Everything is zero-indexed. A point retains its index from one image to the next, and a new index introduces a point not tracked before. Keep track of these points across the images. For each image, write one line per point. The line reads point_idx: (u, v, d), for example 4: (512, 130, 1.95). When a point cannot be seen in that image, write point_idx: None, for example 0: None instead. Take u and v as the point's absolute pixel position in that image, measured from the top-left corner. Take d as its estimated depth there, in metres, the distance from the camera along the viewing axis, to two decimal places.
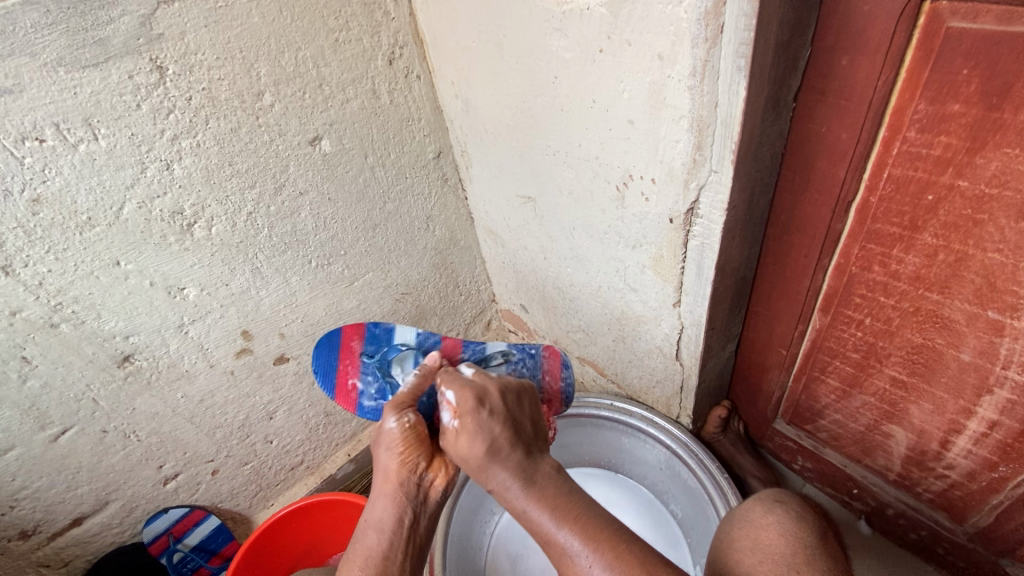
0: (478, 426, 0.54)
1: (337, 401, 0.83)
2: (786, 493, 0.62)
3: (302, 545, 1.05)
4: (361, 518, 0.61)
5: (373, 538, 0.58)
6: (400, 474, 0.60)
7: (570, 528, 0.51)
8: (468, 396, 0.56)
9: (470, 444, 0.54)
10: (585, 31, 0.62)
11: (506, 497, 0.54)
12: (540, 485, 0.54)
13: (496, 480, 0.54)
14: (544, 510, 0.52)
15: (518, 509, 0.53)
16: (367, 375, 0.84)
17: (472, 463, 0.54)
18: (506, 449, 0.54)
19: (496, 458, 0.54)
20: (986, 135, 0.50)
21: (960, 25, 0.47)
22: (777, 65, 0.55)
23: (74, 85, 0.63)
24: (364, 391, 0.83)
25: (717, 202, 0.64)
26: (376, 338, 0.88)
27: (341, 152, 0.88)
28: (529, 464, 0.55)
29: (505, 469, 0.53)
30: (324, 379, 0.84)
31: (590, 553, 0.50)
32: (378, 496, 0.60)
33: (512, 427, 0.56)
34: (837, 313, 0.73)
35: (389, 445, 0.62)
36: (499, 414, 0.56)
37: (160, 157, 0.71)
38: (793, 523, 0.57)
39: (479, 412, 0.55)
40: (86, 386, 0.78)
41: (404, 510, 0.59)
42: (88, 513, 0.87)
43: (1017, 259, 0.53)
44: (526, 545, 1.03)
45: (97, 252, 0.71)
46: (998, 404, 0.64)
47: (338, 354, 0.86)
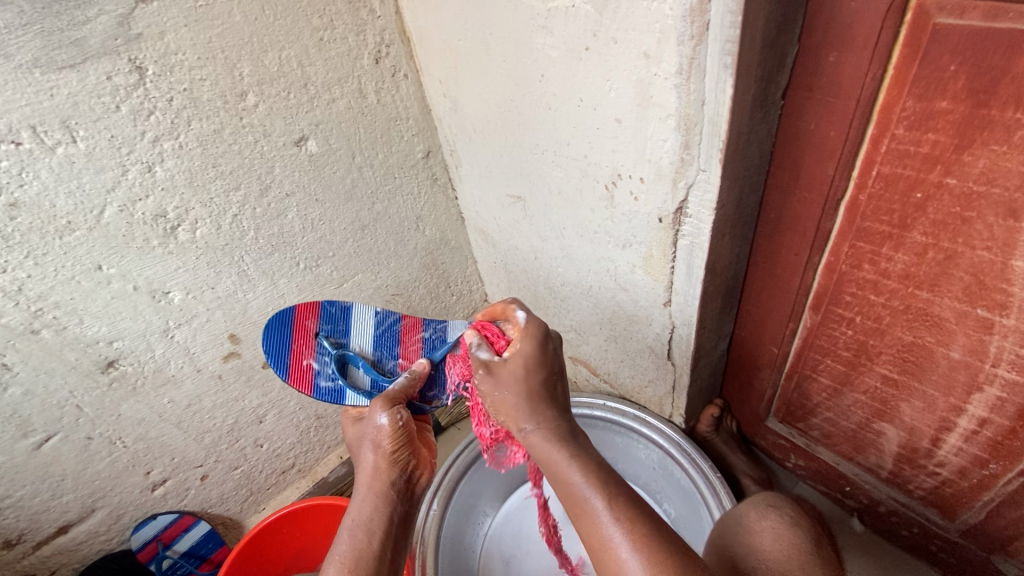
0: (534, 357, 0.61)
1: (292, 382, 0.85)
2: (778, 497, 0.63)
3: (293, 549, 1.04)
4: (344, 519, 0.61)
5: (361, 538, 0.59)
6: (389, 471, 0.64)
7: (594, 483, 0.52)
8: (533, 328, 0.63)
9: (516, 375, 0.60)
10: (571, 28, 0.62)
11: (536, 442, 0.57)
12: (571, 439, 0.57)
13: (531, 421, 0.58)
14: (572, 460, 0.54)
15: (548, 456, 0.56)
16: (322, 356, 0.86)
17: (517, 391, 0.59)
18: (550, 390, 0.60)
19: (533, 401, 0.58)
20: (973, 132, 0.49)
21: (947, 20, 0.46)
22: (764, 63, 0.54)
23: (51, 86, 0.61)
24: (321, 372, 0.86)
25: (706, 201, 0.63)
26: (331, 316, 0.88)
27: (328, 152, 0.87)
28: (565, 418, 0.59)
29: (542, 411, 0.58)
30: (278, 356, 0.84)
31: (602, 506, 0.50)
32: (366, 495, 0.62)
33: (558, 376, 0.62)
34: (827, 311, 0.73)
35: (378, 441, 0.66)
36: (556, 358, 0.63)
37: (141, 159, 0.70)
38: (788, 528, 0.57)
39: (540, 345, 0.62)
40: (69, 393, 0.76)
41: (393, 509, 0.62)
42: (74, 521, 0.86)
43: (1007, 256, 0.53)
44: (519, 546, 1.03)
45: (78, 256, 0.70)
46: (988, 401, 0.63)
47: (291, 333, 0.85)
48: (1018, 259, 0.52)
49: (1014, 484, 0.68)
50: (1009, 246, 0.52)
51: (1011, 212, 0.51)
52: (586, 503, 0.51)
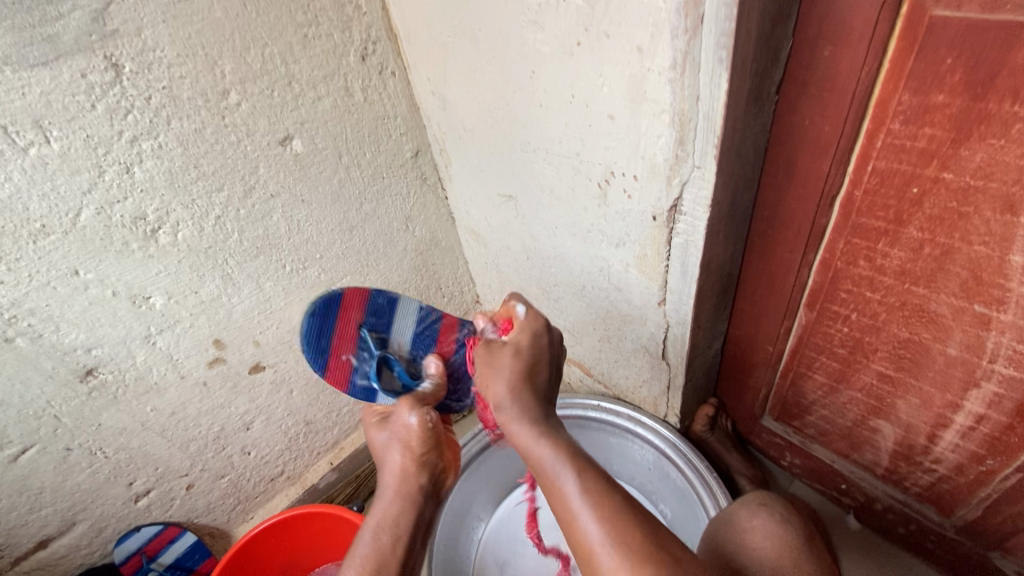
0: (527, 347, 0.59)
1: (329, 377, 0.82)
2: (768, 495, 0.62)
3: (283, 558, 1.02)
4: (369, 518, 0.60)
5: (386, 540, 0.58)
6: (416, 474, 0.62)
7: (568, 461, 0.50)
8: (533, 321, 0.62)
9: (507, 356, 0.58)
10: (562, 23, 0.60)
11: (511, 422, 0.54)
12: (549, 421, 0.55)
13: (512, 398, 0.55)
14: (549, 439, 0.52)
15: (523, 436, 0.54)
16: (361, 351, 0.82)
17: (502, 374, 0.56)
18: (538, 377, 0.58)
19: (518, 379, 0.56)
20: (970, 126, 0.49)
21: (944, 13, 0.45)
22: (759, 56, 0.53)
23: (22, 85, 0.59)
24: (358, 368, 0.82)
25: (700, 199, 0.62)
26: (377, 308, 0.82)
27: (314, 152, 0.85)
28: (545, 405, 0.56)
29: (524, 391, 0.55)
30: (319, 350, 0.80)
31: (575, 482, 0.49)
32: (393, 497, 0.61)
33: (550, 367, 0.60)
34: (823, 309, 0.72)
35: (407, 441, 0.63)
36: (552, 350, 0.61)
37: (118, 160, 0.67)
38: (778, 525, 0.57)
39: (535, 333, 0.60)
40: (47, 403, 0.74)
41: (419, 513, 0.61)
42: (54, 535, 0.83)
43: (1004, 251, 0.53)
44: (514, 550, 1.01)
45: (53, 261, 0.67)
46: (985, 397, 0.63)
47: (336, 327, 0.81)
48: (1015, 253, 0.52)
49: (1011, 479, 0.68)
50: (1006, 241, 0.52)
51: (1008, 207, 0.50)
52: (559, 481, 0.49)
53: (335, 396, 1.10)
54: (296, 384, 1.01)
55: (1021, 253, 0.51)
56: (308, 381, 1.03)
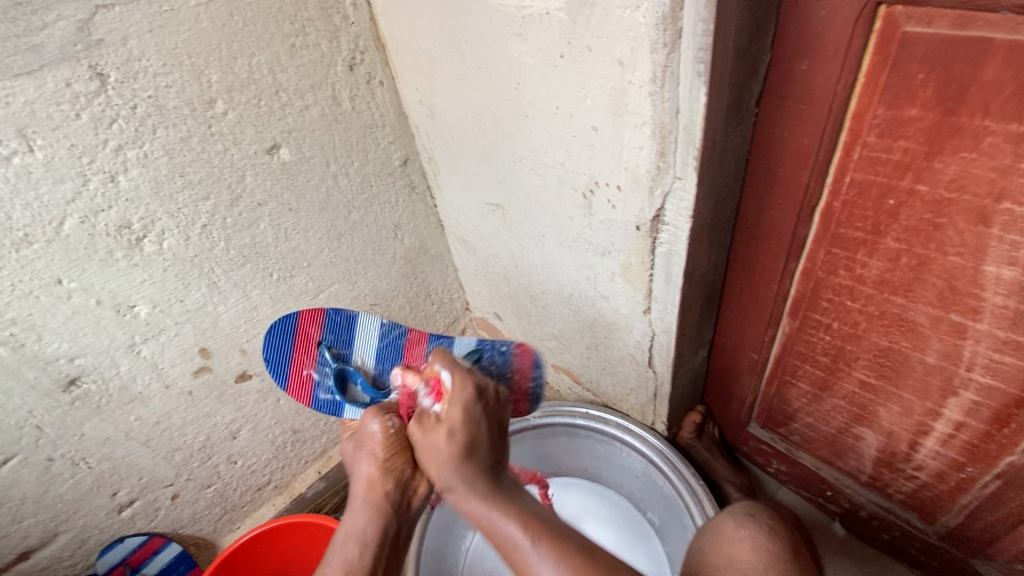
0: (461, 421, 0.56)
1: (292, 391, 0.85)
2: (756, 505, 0.63)
3: (269, 568, 1.01)
4: (339, 531, 0.60)
5: (353, 551, 0.58)
6: (383, 482, 0.62)
7: (527, 533, 0.51)
8: (464, 387, 0.58)
9: (445, 431, 0.56)
10: (545, 36, 0.61)
11: (461, 500, 0.54)
12: (502, 489, 0.56)
13: (455, 480, 0.54)
14: (501, 512, 0.52)
15: (477, 514, 0.53)
16: (321, 367, 0.85)
17: (443, 453, 0.55)
18: (476, 451, 0.56)
19: (462, 458, 0.55)
20: (943, 139, 0.50)
21: (916, 29, 0.46)
22: (738, 70, 0.54)
23: (5, 94, 0.59)
24: (320, 384, 0.85)
25: (682, 209, 0.63)
26: (336, 325, 0.87)
27: (301, 160, 0.85)
28: (492, 473, 0.56)
29: (467, 469, 0.55)
30: (278, 366, 0.84)
31: (536, 552, 0.49)
32: (361, 507, 0.61)
33: (490, 434, 0.58)
34: (805, 317, 0.73)
35: (373, 451, 0.64)
36: (486, 416, 0.58)
37: (103, 169, 0.67)
38: (765, 537, 0.57)
39: (474, 397, 0.58)
40: (28, 413, 0.73)
41: (388, 520, 0.61)
42: (36, 547, 0.82)
43: (978, 262, 0.53)
44: (502, 559, 1.00)
45: (36, 270, 0.67)
46: (964, 405, 0.64)
47: (293, 344, 0.85)
48: (989, 264, 0.53)
49: (991, 486, 0.68)
50: (979, 252, 0.53)
51: (980, 218, 0.51)
52: (522, 555, 0.50)
53: None
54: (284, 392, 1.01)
55: (995, 263, 0.52)
56: None
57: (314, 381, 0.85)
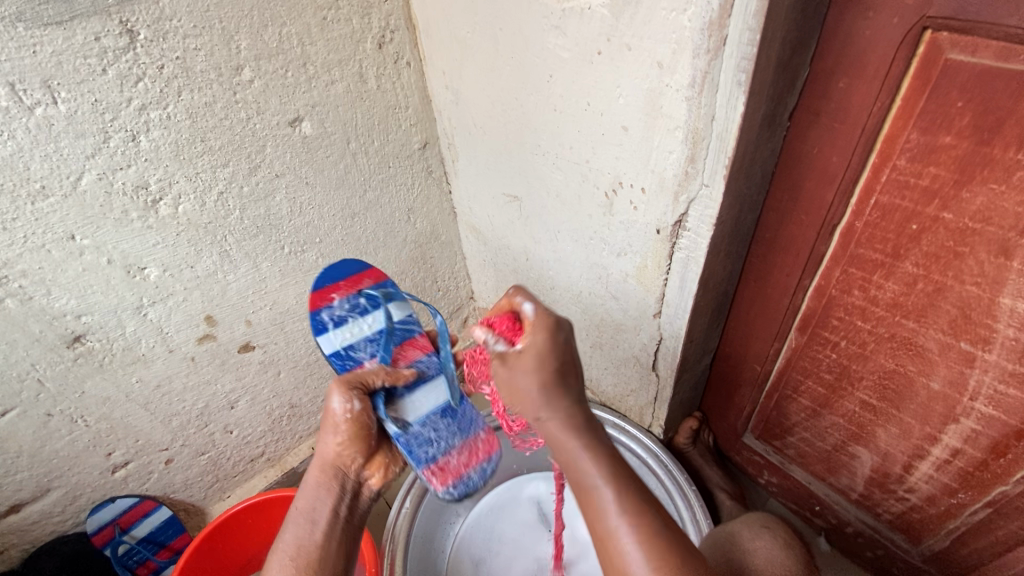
0: (545, 347, 0.56)
1: (309, 294, 0.77)
2: (771, 518, 0.65)
3: (257, 541, 1.01)
4: (290, 507, 0.62)
5: (303, 529, 0.59)
6: (335, 465, 0.64)
7: (612, 480, 0.51)
8: (542, 317, 0.58)
9: (531, 363, 0.56)
10: (585, 31, 0.61)
11: (552, 430, 0.54)
12: (591, 429, 0.55)
13: (550, 410, 0.55)
14: (589, 451, 0.53)
15: (564, 446, 0.54)
16: (347, 301, 0.78)
17: (533, 387, 0.55)
18: (568, 379, 0.56)
19: (549, 392, 0.55)
20: (974, 169, 0.50)
21: (959, 57, 0.46)
22: (777, 82, 0.54)
23: (34, 43, 0.58)
24: (335, 307, 0.77)
25: (706, 217, 0.63)
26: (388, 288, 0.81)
27: (322, 136, 0.84)
28: (585, 407, 0.56)
29: (564, 398, 0.55)
30: (322, 278, 0.79)
31: (617, 505, 0.50)
32: (311, 486, 0.62)
33: (575, 363, 0.58)
34: (813, 334, 0.73)
35: (334, 429, 0.64)
36: (567, 341, 0.58)
37: (125, 127, 0.66)
38: (779, 549, 0.60)
39: (553, 332, 0.57)
40: (31, 366, 0.73)
41: (338, 500, 0.62)
42: (28, 501, 0.82)
43: (994, 293, 0.54)
44: (489, 548, 1.01)
45: (50, 224, 0.66)
46: (963, 433, 0.65)
47: (350, 274, 0.81)
48: (1005, 296, 0.53)
49: (981, 513, 0.70)
50: (997, 284, 0.53)
51: (1002, 250, 0.52)
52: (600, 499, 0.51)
53: (322, 380, 1.09)
54: (285, 365, 1.01)
55: (1011, 296, 0.53)
56: (297, 363, 1.03)
57: (330, 303, 0.77)
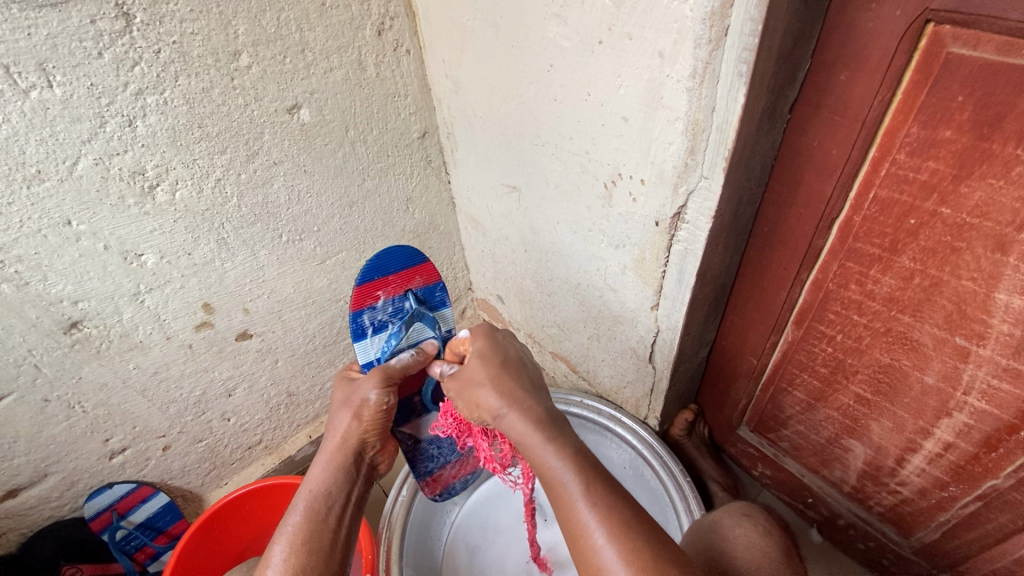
0: (488, 354, 0.64)
1: (354, 290, 0.81)
2: (752, 506, 0.66)
3: (254, 528, 1.02)
4: (301, 490, 0.60)
5: (318, 508, 0.58)
6: (353, 446, 0.64)
7: (574, 471, 0.52)
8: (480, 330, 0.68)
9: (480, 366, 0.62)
10: (586, 20, 0.60)
11: (512, 424, 0.57)
12: (551, 423, 0.57)
13: (507, 403, 0.58)
14: (549, 443, 0.54)
15: (525, 438, 0.56)
16: (391, 303, 0.84)
17: (483, 386, 0.60)
18: (518, 379, 0.61)
19: (499, 389, 0.59)
20: (973, 164, 0.50)
21: (961, 50, 0.46)
22: (778, 74, 0.54)
23: (29, 25, 0.57)
24: (378, 309, 0.83)
25: (704, 209, 0.63)
26: (432, 296, 0.87)
27: (321, 123, 0.84)
28: (541, 403, 0.59)
29: (515, 393, 0.59)
30: (371, 271, 0.81)
31: (583, 495, 0.50)
32: (327, 469, 0.62)
33: (523, 368, 0.63)
34: (810, 328, 0.74)
35: (358, 413, 0.66)
36: (509, 350, 0.66)
37: (121, 112, 0.66)
38: (760, 536, 0.60)
39: (491, 342, 0.66)
40: (28, 351, 0.73)
41: (352, 485, 0.62)
42: (25, 485, 0.82)
43: (990, 288, 0.54)
44: (485, 537, 1.02)
45: (46, 209, 0.66)
46: (956, 427, 0.65)
47: (400, 269, 0.84)
48: (1001, 292, 0.54)
49: (971, 507, 0.70)
50: (993, 279, 0.54)
51: (1000, 246, 0.52)
52: (566, 492, 0.51)
53: (320, 369, 1.10)
54: (282, 354, 1.01)
55: (1007, 291, 0.53)
56: (294, 352, 1.03)
57: (374, 303, 0.83)
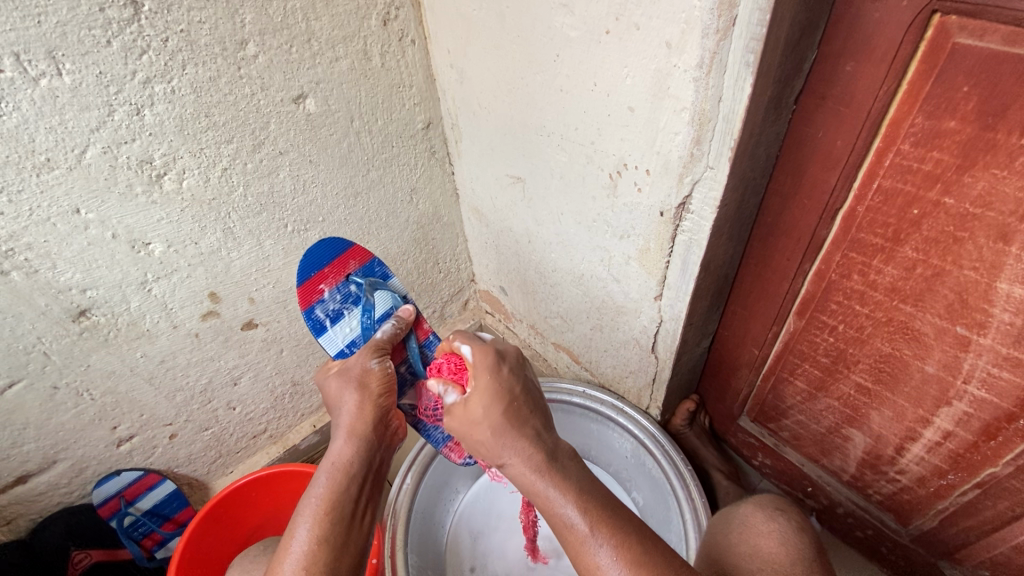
0: (491, 388, 0.60)
1: (298, 291, 0.84)
2: (784, 501, 0.68)
3: (260, 515, 1.03)
4: (322, 463, 0.60)
5: (340, 479, 0.58)
6: (367, 416, 0.65)
7: (582, 514, 0.51)
8: (485, 358, 0.63)
9: (482, 408, 0.58)
10: (592, 9, 0.60)
11: (516, 471, 0.55)
12: (554, 465, 0.55)
13: (510, 452, 0.56)
14: (553, 489, 0.53)
15: (530, 485, 0.55)
16: (337, 292, 0.86)
17: (488, 431, 0.57)
18: (520, 419, 0.58)
19: (503, 433, 0.57)
20: (977, 154, 0.50)
21: (967, 41, 0.47)
22: (784, 65, 0.54)
23: (39, 12, 0.57)
24: (326, 301, 0.85)
25: (709, 199, 0.64)
26: (372, 271, 0.89)
27: (326, 113, 0.84)
28: (542, 442, 0.57)
29: (516, 439, 0.56)
30: (306, 268, 0.85)
31: (593, 534, 0.50)
32: (347, 441, 0.62)
33: (526, 402, 0.60)
34: (812, 318, 0.74)
35: (364, 384, 0.68)
36: (514, 380, 0.62)
37: (129, 100, 0.66)
38: (795, 533, 0.62)
39: (494, 373, 0.61)
40: (37, 339, 0.73)
41: (372, 454, 0.63)
42: (34, 472, 0.83)
43: (992, 277, 0.55)
44: (488, 523, 1.03)
45: (55, 197, 0.66)
46: (955, 415, 0.66)
47: (333, 259, 0.87)
48: (1003, 281, 0.54)
49: (970, 495, 0.71)
50: (995, 268, 0.54)
51: (1002, 235, 0.52)
52: (578, 535, 0.50)
53: (324, 358, 1.10)
54: (287, 344, 1.02)
55: (1008, 281, 0.54)
56: (299, 342, 1.04)
57: (321, 296, 0.85)
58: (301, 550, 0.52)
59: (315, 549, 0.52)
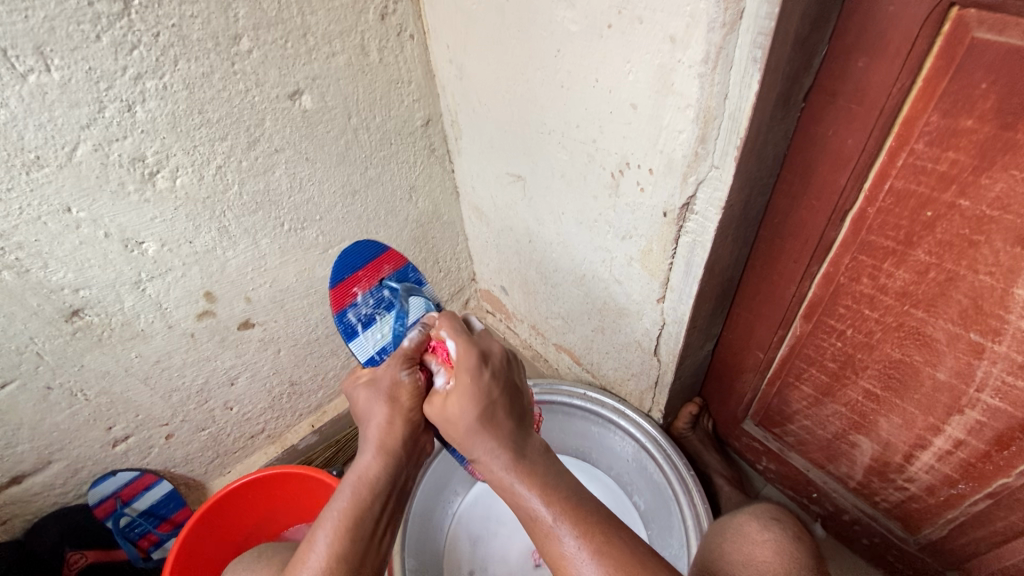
0: (467, 384, 0.59)
1: (331, 293, 0.82)
2: (779, 510, 0.65)
3: (257, 515, 1.02)
4: (345, 477, 0.60)
5: (362, 496, 0.58)
6: (399, 434, 0.62)
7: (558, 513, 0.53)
8: (464, 355, 0.62)
9: (457, 405, 0.59)
10: (594, 3, 0.58)
11: (487, 464, 0.57)
12: (526, 461, 0.57)
13: (483, 448, 0.57)
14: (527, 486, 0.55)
15: (503, 481, 0.56)
16: (370, 296, 0.85)
17: (463, 426, 0.58)
18: (495, 414, 0.59)
19: (477, 430, 0.58)
20: (995, 154, 0.48)
21: (986, 36, 0.44)
22: (793, 60, 0.52)
23: (25, 7, 0.56)
24: (359, 305, 0.84)
25: (714, 200, 0.62)
26: (405, 276, 0.87)
27: (323, 110, 0.82)
28: (515, 439, 0.58)
29: (489, 435, 0.57)
30: (341, 271, 0.84)
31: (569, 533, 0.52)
32: (375, 459, 0.61)
33: (501, 398, 0.60)
34: (819, 322, 0.72)
35: (394, 395, 0.64)
36: (490, 375, 0.61)
37: (120, 97, 0.65)
38: (789, 542, 0.60)
39: (470, 368, 0.60)
40: (29, 339, 0.72)
41: (398, 472, 0.62)
42: (29, 472, 0.82)
43: (1008, 283, 0.53)
44: (487, 526, 1.02)
45: (45, 196, 0.65)
46: (967, 424, 0.64)
47: (368, 261, 0.85)
48: (1020, 287, 0.52)
49: (980, 504, 0.69)
50: (1012, 273, 0.52)
51: (1020, 239, 0.50)
52: (551, 532, 0.52)
53: (322, 358, 1.09)
54: (285, 344, 1.01)
55: None
56: (297, 341, 1.02)
57: (354, 300, 0.84)
58: (320, 566, 0.53)
59: (333, 566, 0.53)
